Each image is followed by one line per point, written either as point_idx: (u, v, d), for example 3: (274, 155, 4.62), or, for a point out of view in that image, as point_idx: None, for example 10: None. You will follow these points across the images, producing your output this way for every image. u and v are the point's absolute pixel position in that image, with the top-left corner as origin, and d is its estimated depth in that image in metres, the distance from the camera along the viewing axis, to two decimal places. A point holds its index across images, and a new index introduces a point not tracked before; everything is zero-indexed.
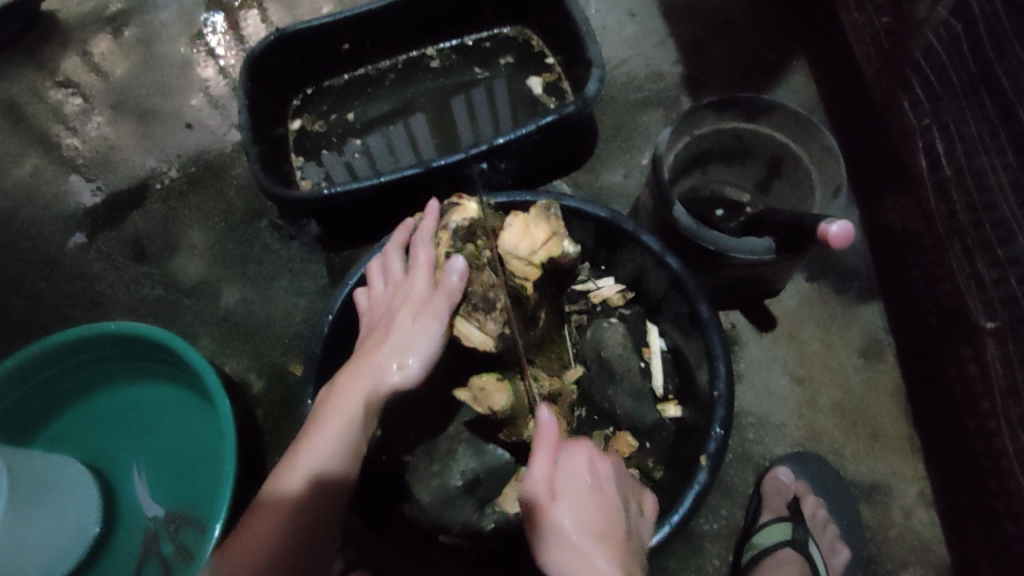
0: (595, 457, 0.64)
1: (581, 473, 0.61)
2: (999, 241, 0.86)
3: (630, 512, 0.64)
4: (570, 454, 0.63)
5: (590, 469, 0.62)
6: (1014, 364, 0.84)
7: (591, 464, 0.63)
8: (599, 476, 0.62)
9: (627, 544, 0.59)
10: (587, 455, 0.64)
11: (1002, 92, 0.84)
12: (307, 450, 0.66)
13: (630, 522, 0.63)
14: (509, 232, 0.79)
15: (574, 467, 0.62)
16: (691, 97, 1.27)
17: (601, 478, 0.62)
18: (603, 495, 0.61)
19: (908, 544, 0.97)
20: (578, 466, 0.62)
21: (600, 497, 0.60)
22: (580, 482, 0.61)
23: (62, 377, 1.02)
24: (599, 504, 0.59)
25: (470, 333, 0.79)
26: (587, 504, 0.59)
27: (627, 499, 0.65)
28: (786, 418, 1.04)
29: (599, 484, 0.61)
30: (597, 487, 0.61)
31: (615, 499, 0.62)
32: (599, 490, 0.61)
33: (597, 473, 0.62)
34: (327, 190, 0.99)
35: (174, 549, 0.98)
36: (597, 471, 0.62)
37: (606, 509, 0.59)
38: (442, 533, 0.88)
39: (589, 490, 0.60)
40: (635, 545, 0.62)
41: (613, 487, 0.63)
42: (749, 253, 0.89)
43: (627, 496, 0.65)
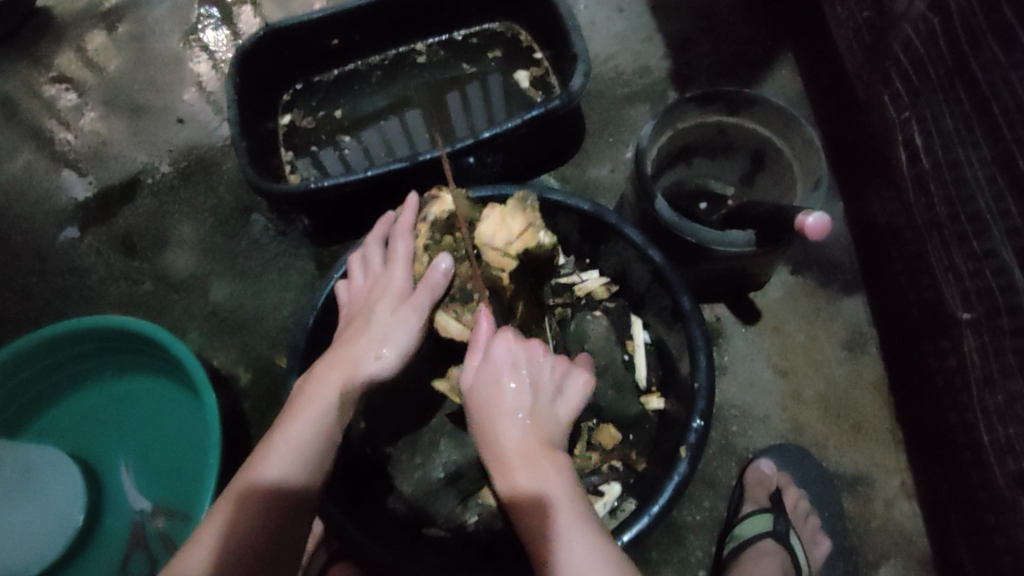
0: (518, 340, 0.66)
1: (499, 358, 0.65)
2: (975, 234, 0.86)
3: (561, 384, 0.67)
4: (493, 340, 0.66)
5: (510, 352, 0.65)
6: (991, 356, 0.85)
7: (512, 348, 0.65)
8: (519, 358, 0.65)
9: (541, 419, 0.63)
10: (510, 340, 0.66)
11: (978, 85, 0.84)
12: (283, 440, 0.66)
13: (554, 396, 0.66)
14: (486, 223, 0.83)
15: (494, 354, 0.65)
16: (678, 91, 1.27)
17: (520, 359, 0.65)
18: (519, 376, 0.64)
19: (890, 536, 0.98)
20: (498, 354, 0.65)
21: (516, 380, 0.64)
22: (497, 366, 0.64)
23: (50, 371, 1.03)
24: (511, 384, 0.63)
25: (448, 324, 0.81)
26: (503, 388, 0.63)
27: (559, 373, 0.68)
28: (770, 410, 1.04)
29: (517, 367, 0.64)
30: (511, 368, 0.64)
31: (536, 376, 0.65)
32: (514, 371, 0.64)
33: (519, 358, 0.65)
34: (314, 183, 1.00)
35: (161, 540, 0.99)
36: (518, 354, 0.65)
37: (519, 389, 0.63)
38: (426, 525, 0.89)
39: (504, 373, 0.64)
40: (561, 415, 0.65)
41: (535, 362, 0.66)
42: (731, 245, 0.90)
43: (557, 370, 0.68)
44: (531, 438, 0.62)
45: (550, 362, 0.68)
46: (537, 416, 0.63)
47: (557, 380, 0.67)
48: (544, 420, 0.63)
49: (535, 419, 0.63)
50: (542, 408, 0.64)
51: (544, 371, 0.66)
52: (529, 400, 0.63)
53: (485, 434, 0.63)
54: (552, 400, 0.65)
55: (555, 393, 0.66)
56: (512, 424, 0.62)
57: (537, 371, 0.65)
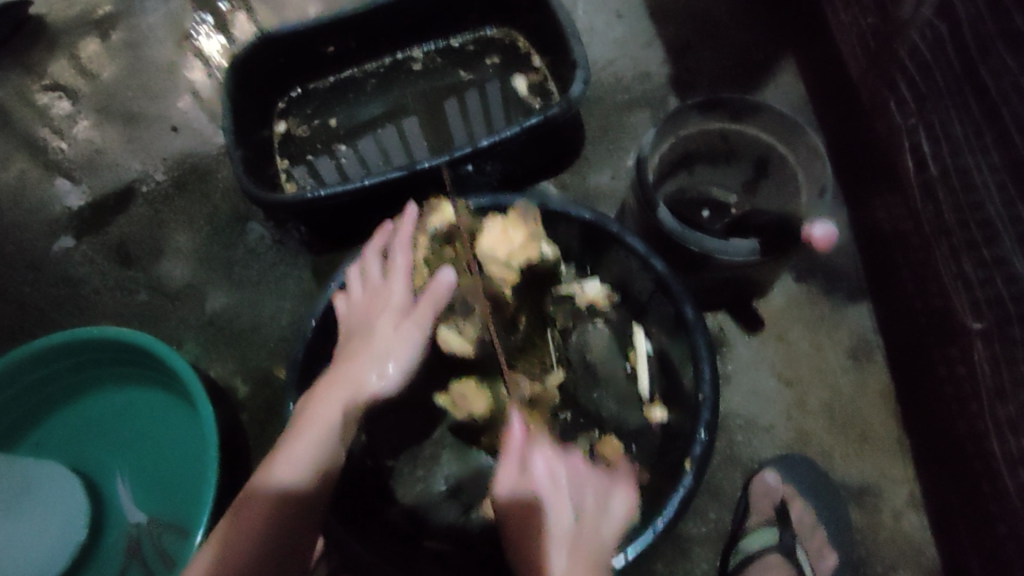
0: (555, 457, 0.66)
1: (539, 474, 0.64)
2: (985, 241, 0.85)
3: (599, 505, 0.67)
4: (531, 454, 0.65)
5: (550, 471, 0.64)
6: (1001, 366, 0.84)
7: (550, 464, 0.65)
8: (559, 476, 0.64)
9: (585, 543, 0.61)
10: (548, 456, 0.65)
11: (987, 91, 0.83)
12: (285, 458, 0.65)
13: (595, 518, 0.65)
14: (488, 234, 0.83)
15: (533, 469, 0.64)
16: (679, 97, 1.26)
17: (561, 479, 0.64)
18: (561, 495, 0.63)
19: (898, 547, 0.96)
20: (537, 469, 0.64)
21: (559, 500, 0.62)
22: (539, 483, 0.63)
23: (44, 384, 1.01)
24: (556, 504, 0.62)
25: (448, 334, 0.85)
26: (547, 509, 0.61)
27: (594, 491, 0.67)
28: (775, 420, 1.03)
29: (558, 484, 0.63)
30: (553, 487, 0.63)
31: (576, 497, 0.64)
32: (557, 489, 0.63)
33: (557, 473, 0.64)
34: (310, 193, 0.99)
35: (157, 555, 0.97)
36: (558, 473, 0.64)
37: (564, 510, 0.62)
38: (427, 538, 0.85)
39: (547, 491, 0.62)
40: (603, 537, 0.64)
41: (574, 483, 0.65)
42: (735, 254, 0.88)
43: (594, 489, 0.67)
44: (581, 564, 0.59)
45: (586, 480, 0.67)
46: (582, 541, 0.61)
47: (594, 498, 0.67)
48: (589, 542, 0.62)
49: (580, 539, 0.61)
50: (585, 531, 0.62)
51: (581, 490, 0.66)
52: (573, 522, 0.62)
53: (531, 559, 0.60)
54: (593, 522, 0.64)
55: (595, 516, 0.65)
56: (559, 547, 0.59)
57: (577, 493, 0.65)
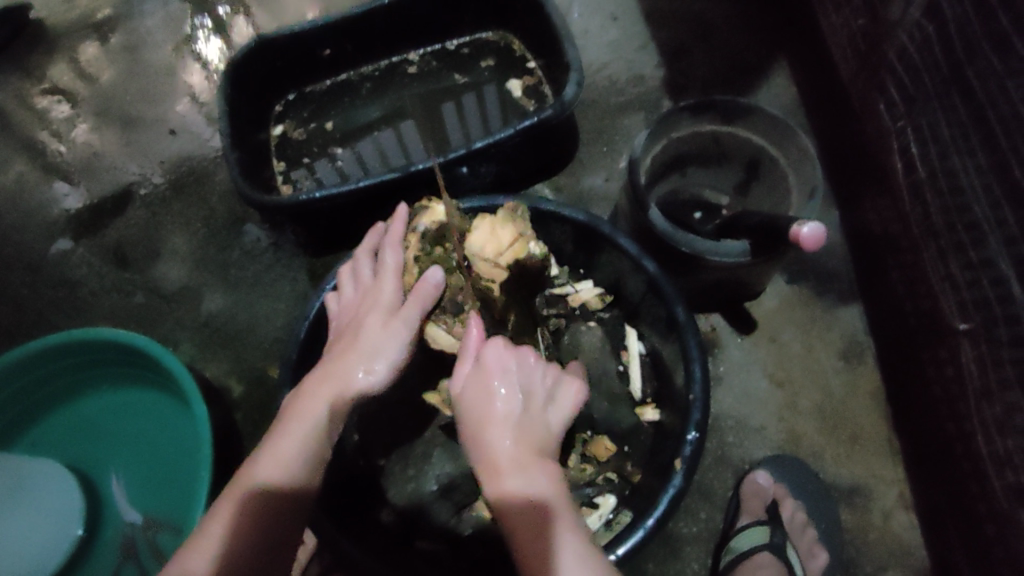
0: (507, 347, 0.67)
1: (490, 363, 0.65)
2: (972, 243, 0.86)
3: (551, 395, 0.68)
4: (482, 347, 0.67)
5: (501, 360, 0.66)
6: (989, 367, 0.84)
7: (501, 353, 0.66)
8: (509, 364, 0.66)
9: (532, 425, 0.63)
10: (501, 347, 0.67)
11: (973, 93, 0.84)
12: (270, 456, 0.65)
13: (546, 404, 0.66)
14: (476, 234, 0.82)
15: (485, 359, 0.66)
16: (673, 100, 1.27)
17: (511, 366, 0.66)
18: (510, 381, 0.64)
19: (888, 547, 0.97)
20: (488, 359, 0.66)
21: (507, 384, 0.64)
22: (488, 371, 0.65)
23: (40, 385, 1.02)
24: (503, 388, 0.63)
25: (439, 335, 0.82)
26: (493, 392, 0.63)
27: (547, 382, 0.69)
28: (766, 421, 1.03)
29: (507, 371, 0.65)
30: (501, 373, 0.64)
31: (526, 383, 0.66)
32: (505, 375, 0.64)
33: (508, 362, 0.66)
34: (305, 195, 0.99)
35: (152, 555, 0.98)
36: (508, 362, 0.66)
37: (511, 393, 0.63)
38: (419, 539, 0.87)
39: (495, 377, 0.64)
40: (552, 423, 0.66)
41: (524, 369, 0.67)
42: (726, 256, 0.89)
43: (546, 379, 0.69)
44: (524, 442, 0.61)
45: (540, 371, 0.69)
46: (529, 420, 0.62)
47: (546, 387, 0.68)
48: (535, 424, 0.63)
49: (525, 421, 0.62)
50: (534, 413, 0.64)
51: (533, 377, 0.67)
52: (521, 404, 0.63)
53: (474, 437, 0.62)
54: (542, 406, 0.66)
55: (546, 403, 0.66)
56: (503, 427, 0.61)
57: (527, 378, 0.66)
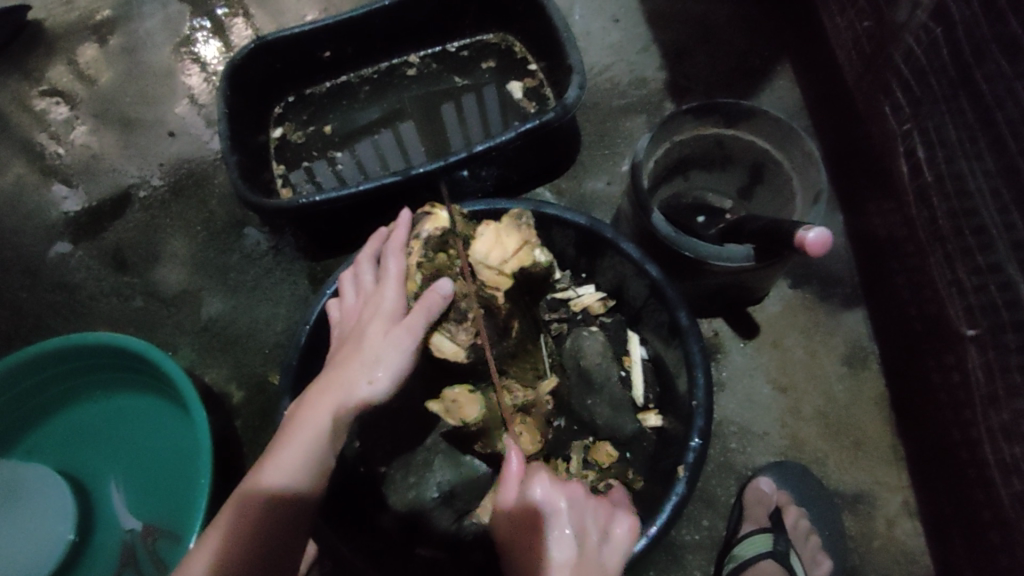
0: (557, 487, 0.60)
1: (539, 510, 0.59)
2: (979, 248, 0.85)
3: (603, 535, 0.62)
4: (530, 487, 0.60)
5: (550, 508, 0.59)
6: (996, 373, 0.84)
7: (551, 497, 0.59)
8: (560, 511, 0.59)
9: None
10: (548, 488, 0.60)
11: (981, 97, 0.83)
12: (270, 467, 0.64)
13: (599, 547, 0.60)
14: (481, 240, 0.82)
15: (534, 504, 0.59)
16: (675, 103, 1.26)
17: (563, 514, 0.59)
18: (561, 536, 0.58)
19: (892, 554, 0.96)
20: (536, 507, 0.59)
21: (559, 537, 0.58)
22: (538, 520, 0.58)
23: (38, 389, 1.01)
24: (556, 544, 0.57)
25: (442, 343, 0.79)
26: (545, 552, 0.57)
27: (599, 522, 0.62)
28: (769, 426, 1.03)
29: (558, 522, 0.58)
30: (552, 529, 0.58)
31: (577, 533, 0.59)
32: (556, 526, 0.58)
33: (557, 510, 0.59)
34: (305, 198, 0.98)
35: (151, 561, 0.97)
36: (558, 508, 0.59)
37: (566, 549, 0.57)
38: (420, 546, 0.88)
39: (545, 532, 0.58)
40: (607, 571, 0.60)
41: (577, 514, 0.60)
42: (729, 260, 0.88)
43: (597, 516, 0.63)
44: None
45: (590, 507, 0.62)
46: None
47: (598, 530, 0.61)
48: None
49: None
50: (589, 566, 0.58)
51: (585, 520, 0.61)
52: (575, 558, 0.57)
53: None
54: (597, 553, 0.60)
55: (598, 548, 0.60)
56: None
57: (579, 524, 0.60)
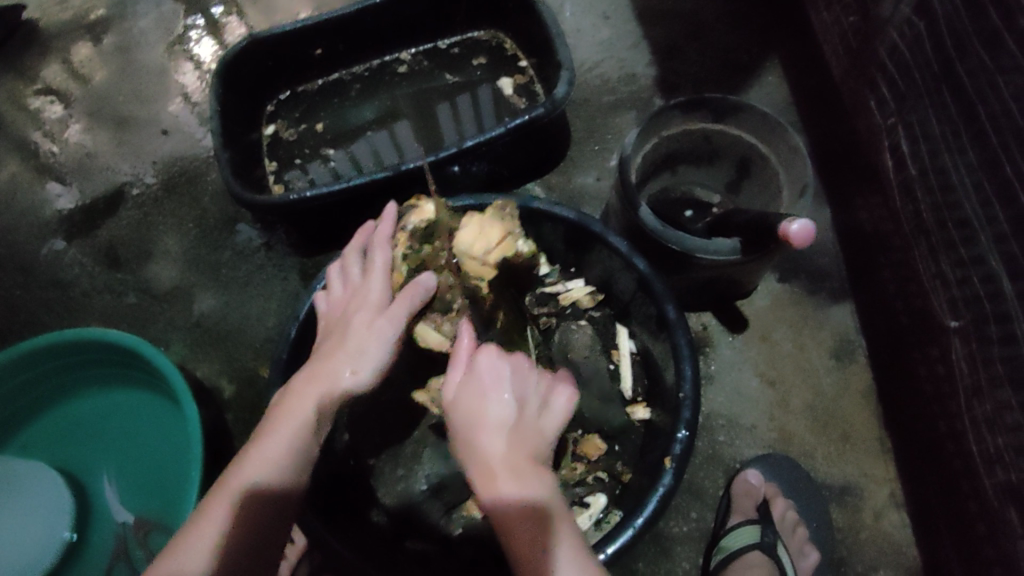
0: (500, 354, 0.62)
1: (480, 368, 0.61)
2: (962, 241, 0.86)
3: (545, 401, 0.63)
4: (474, 351, 0.62)
5: (493, 366, 0.61)
6: (979, 365, 0.84)
7: (493, 357, 0.62)
8: (501, 369, 0.61)
9: (525, 433, 0.58)
10: (491, 353, 0.62)
11: (964, 90, 0.83)
12: (255, 455, 0.64)
13: (539, 410, 0.62)
14: (465, 232, 0.82)
15: (476, 364, 0.61)
16: (664, 98, 1.27)
17: (505, 372, 0.61)
18: (502, 388, 0.59)
19: (878, 546, 0.97)
20: (480, 366, 0.61)
21: (498, 390, 0.59)
22: (480, 377, 0.60)
23: (31, 386, 1.02)
24: (494, 395, 0.59)
25: (426, 332, 0.82)
26: (486, 402, 0.59)
27: (542, 388, 0.64)
28: (757, 419, 1.03)
29: (500, 377, 0.60)
30: (493, 382, 0.60)
31: (519, 389, 0.61)
32: (497, 382, 0.60)
33: (499, 368, 0.61)
34: (295, 194, 0.99)
35: (143, 554, 0.97)
36: (501, 367, 0.61)
37: (505, 401, 0.58)
38: (411, 539, 0.87)
39: (488, 385, 0.60)
40: (548, 428, 0.61)
41: (519, 374, 0.62)
42: (715, 253, 0.89)
43: (540, 384, 0.64)
44: (516, 451, 0.56)
45: (533, 375, 0.64)
46: (525, 431, 0.58)
47: (540, 393, 0.63)
48: (530, 432, 0.59)
49: (519, 432, 0.58)
50: (528, 423, 0.59)
51: (527, 382, 0.62)
52: (515, 410, 0.59)
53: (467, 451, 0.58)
54: (537, 413, 0.61)
55: (540, 408, 0.62)
56: (496, 439, 0.57)
57: (521, 383, 0.61)
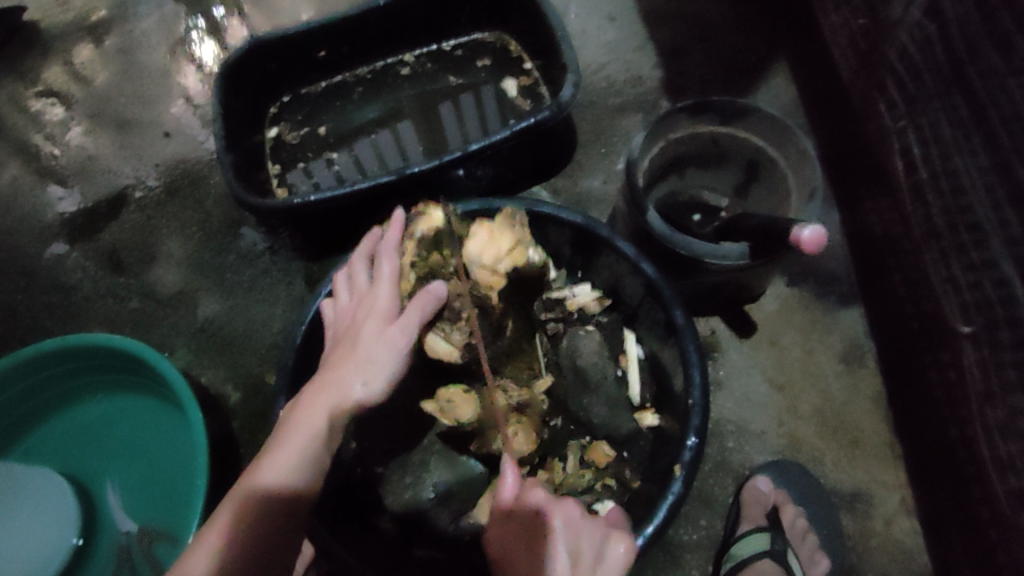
0: (546, 504, 0.58)
1: (528, 518, 0.57)
2: (973, 245, 0.85)
3: (598, 562, 0.56)
4: (520, 498, 0.59)
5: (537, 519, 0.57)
6: (991, 370, 0.83)
7: (543, 506, 0.58)
8: (549, 526, 0.56)
9: None
10: (537, 503, 0.58)
11: (976, 93, 0.82)
12: (266, 467, 0.64)
13: (595, 566, 0.56)
14: (475, 239, 0.81)
15: (521, 515, 0.58)
16: (671, 101, 1.26)
17: (551, 527, 0.57)
18: (545, 548, 0.55)
19: (889, 553, 0.96)
20: (524, 518, 0.58)
21: (551, 540, 0.55)
22: (529, 529, 0.56)
23: (35, 392, 1.01)
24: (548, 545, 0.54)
25: (435, 343, 0.81)
26: (528, 563, 0.55)
27: (594, 543, 0.58)
28: (766, 425, 1.02)
29: (543, 535, 0.56)
30: (536, 537, 0.56)
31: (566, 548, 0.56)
32: (548, 531, 0.55)
33: (545, 523, 0.57)
34: (299, 198, 0.98)
35: (147, 563, 0.97)
36: (547, 523, 0.57)
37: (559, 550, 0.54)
38: (418, 548, 0.86)
39: (530, 540, 0.56)
40: None
41: (569, 524, 0.57)
42: (725, 258, 0.88)
43: (595, 535, 0.59)
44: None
45: (584, 529, 0.58)
46: None
47: (592, 552, 0.57)
48: None
49: None
50: None
51: (579, 535, 0.57)
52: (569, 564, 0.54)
53: None
54: (591, 570, 0.55)
55: (591, 573, 0.55)
56: None
57: (571, 535, 0.57)
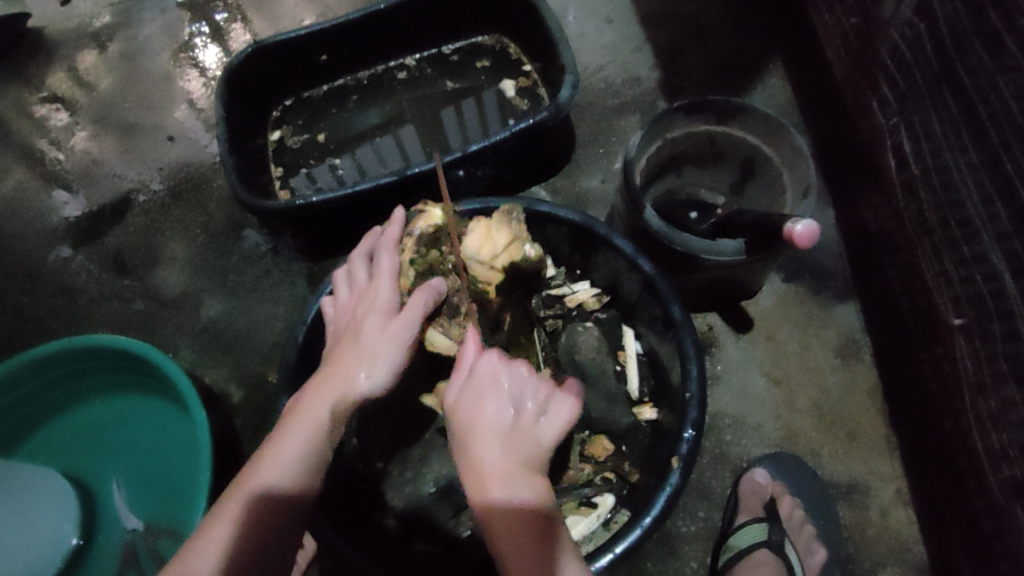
0: (504, 360, 0.64)
1: (481, 373, 0.63)
2: (965, 239, 0.86)
3: (541, 408, 0.63)
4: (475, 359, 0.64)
5: (495, 373, 0.62)
6: (983, 361, 0.85)
7: (494, 365, 0.63)
8: (501, 377, 0.62)
9: (517, 439, 0.60)
10: (493, 358, 0.64)
11: (964, 89, 0.84)
12: (272, 460, 0.65)
13: (538, 413, 0.62)
14: (472, 236, 0.84)
15: (477, 370, 0.63)
16: (668, 101, 1.28)
17: (503, 378, 0.62)
18: (499, 396, 0.61)
19: (885, 544, 0.97)
20: (481, 372, 0.63)
21: (495, 395, 0.61)
22: (479, 381, 0.62)
23: (43, 391, 1.03)
24: (493, 399, 0.61)
25: (435, 337, 0.82)
26: (484, 406, 0.61)
27: (544, 391, 0.64)
28: (764, 419, 1.04)
29: (498, 385, 0.62)
30: (492, 387, 0.61)
31: (517, 394, 0.62)
32: (494, 387, 0.62)
33: (500, 376, 0.62)
34: (304, 200, 1.00)
35: (151, 560, 0.98)
36: (501, 375, 0.62)
37: (501, 404, 0.61)
38: (419, 540, 0.87)
39: (487, 390, 0.62)
40: (540, 437, 0.61)
41: (516, 381, 0.62)
42: (721, 254, 0.90)
43: (542, 389, 0.64)
44: (509, 456, 0.58)
45: (534, 380, 0.64)
46: (515, 437, 0.59)
47: (539, 401, 0.63)
48: (522, 439, 0.60)
49: (510, 438, 0.59)
50: (521, 430, 0.60)
51: (526, 390, 0.62)
52: (511, 417, 0.60)
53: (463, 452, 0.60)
54: (533, 419, 0.62)
55: (534, 416, 0.62)
56: (489, 442, 0.59)
57: (518, 391, 0.62)
